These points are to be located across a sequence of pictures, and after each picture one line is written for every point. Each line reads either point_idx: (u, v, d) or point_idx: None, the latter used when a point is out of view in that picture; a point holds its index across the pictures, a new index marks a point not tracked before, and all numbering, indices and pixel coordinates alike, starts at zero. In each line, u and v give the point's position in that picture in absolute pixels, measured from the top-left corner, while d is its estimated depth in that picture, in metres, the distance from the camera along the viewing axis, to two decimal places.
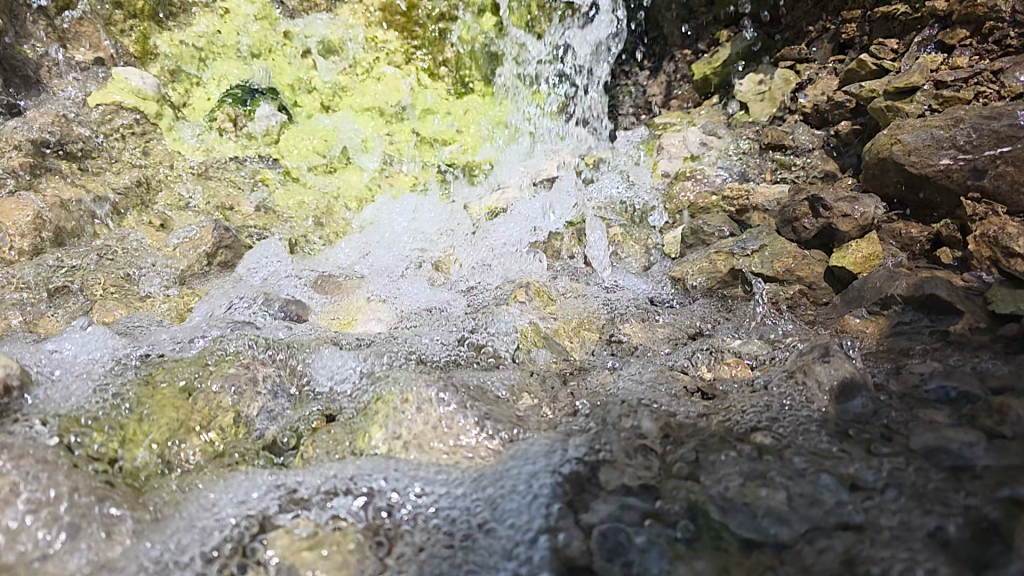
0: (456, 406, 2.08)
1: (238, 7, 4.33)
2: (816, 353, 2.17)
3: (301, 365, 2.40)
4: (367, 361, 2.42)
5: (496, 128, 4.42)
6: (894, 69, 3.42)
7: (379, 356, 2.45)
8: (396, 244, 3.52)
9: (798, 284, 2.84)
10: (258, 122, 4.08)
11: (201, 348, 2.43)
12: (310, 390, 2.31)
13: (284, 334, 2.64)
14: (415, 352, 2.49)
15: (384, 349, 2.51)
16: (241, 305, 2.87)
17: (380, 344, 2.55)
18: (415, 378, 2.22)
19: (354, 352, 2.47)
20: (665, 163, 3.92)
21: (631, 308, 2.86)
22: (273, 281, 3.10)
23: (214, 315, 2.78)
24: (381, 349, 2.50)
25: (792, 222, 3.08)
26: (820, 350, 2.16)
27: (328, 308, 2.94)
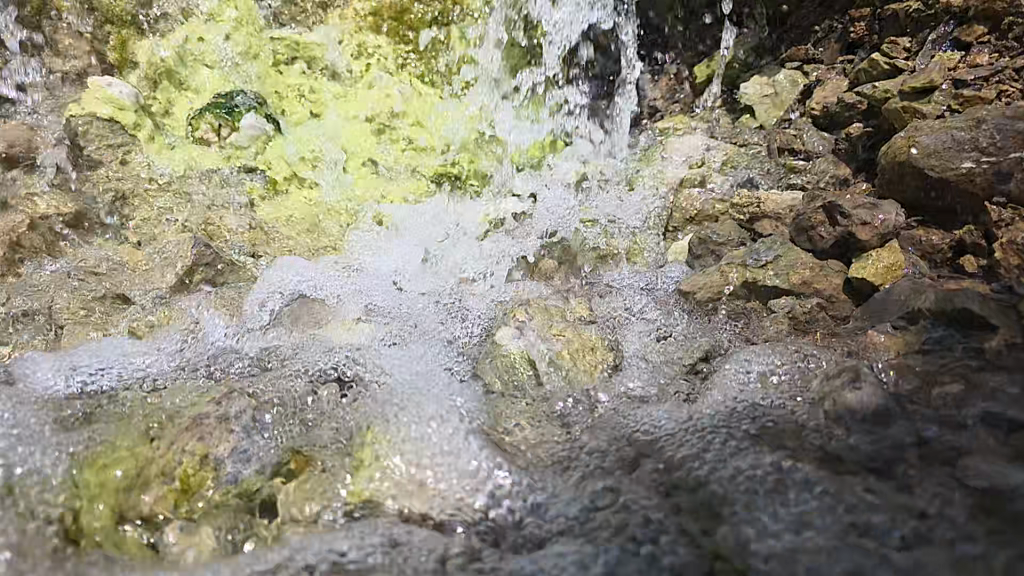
0: (459, 447, 1.94)
1: (221, 11, 4.14)
2: (845, 378, 2.02)
3: (280, 399, 2.19)
4: (357, 395, 2.23)
5: (492, 135, 4.21)
6: (908, 68, 3.27)
7: (370, 387, 2.26)
8: (387, 261, 3.32)
9: (817, 297, 2.65)
10: (244, 132, 3.89)
11: (175, 385, 2.24)
12: (291, 424, 2.10)
13: (268, 364, 2.46)
14: (408, 383, 2.29)
15: (376, 378, 2.32)
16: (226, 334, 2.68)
17: (373, 373, 2.36)
18: (412, 415, 2.06)
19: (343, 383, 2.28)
20: (669, 170, 3.75)
21: (639, 329, 2.67)
22: (255, 301, 2.90)
23: (193, 348, 2.59)
24: (372, 381, 2.31)
25: (808, 230, 2.88)
26: (849, 375, 2.02)
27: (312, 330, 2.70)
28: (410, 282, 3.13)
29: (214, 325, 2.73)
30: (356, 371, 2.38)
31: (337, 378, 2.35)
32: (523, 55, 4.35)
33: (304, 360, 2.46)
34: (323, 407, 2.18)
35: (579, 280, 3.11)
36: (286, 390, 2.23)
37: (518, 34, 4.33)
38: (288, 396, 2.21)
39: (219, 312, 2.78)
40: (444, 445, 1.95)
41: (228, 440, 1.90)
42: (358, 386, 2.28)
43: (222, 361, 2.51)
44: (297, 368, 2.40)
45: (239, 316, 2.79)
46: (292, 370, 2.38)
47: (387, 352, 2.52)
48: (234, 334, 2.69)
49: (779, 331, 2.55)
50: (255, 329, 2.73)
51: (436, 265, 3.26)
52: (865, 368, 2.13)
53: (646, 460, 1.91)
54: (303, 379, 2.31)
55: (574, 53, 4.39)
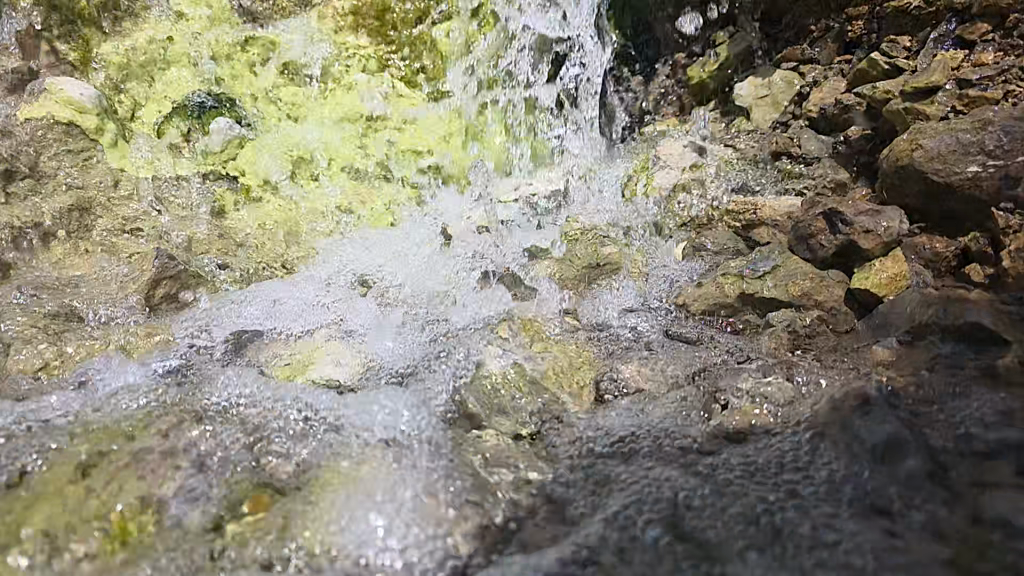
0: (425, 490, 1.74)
1: (193, 12, 4.00)
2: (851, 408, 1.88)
3: (235, 428, 2.01)
4: (317, 431, 2.01)
5: (476, 140, 4.04)
6: (909, 68, 3.13)
7: (337, 418, 2.06)
8: (362, 277, 3.12)
9: (817, 310, 2.49)
10: (213, 136, 3.72)
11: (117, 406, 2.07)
12: (247, 458, 1.90)
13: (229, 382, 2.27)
14: (373, 413, 2.07)
15: (346, 405, 2.14)
16: (181, 356, 2.50)
17: (336, 404, 2.15)
18: (378, 451, 1.89)
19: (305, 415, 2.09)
20: (662, 174, 3.59)
21: (632, 349, 2.49)
22: (218, 324, 2.73)
23: (144, 370, 2.40)
24: (333, 416, 2.08)
25: (807, 238, 2.72)
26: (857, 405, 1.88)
27: (279, 356, 2.51)
28: (385, 298, 2.95)
29: (171, 347, 2.56)
30: (320, 398, 2.18)
31: (296, 409, 2.12)
32: (511, 55, 4.18)
33: (264, 387, 2.24)
34: (280, 439, 1.98)
35: (567, 289, 2.92)
36: (240, 417, 2.07)
37: (504, 31, 4.17)
38: (240, 429, 2.01)
39: (178, 337, 2.63)
40: (408, 487, 1.76)
41: (171, 480, 1.74)
42: (318, 418, 2.08)
43: (174, 382, 2.28)
44: (251, 393, 2.19)
45: (199, 340, 2.62)
46: (250, 398, 2.17)
47: (354, 381, 2.33)
48: (190, 355, 2.50)
49: (778, 348, 2.40)
50: (212, 352, 2.55)
51: (411, 281, 3.07)
52: (872, 390, 1.96)
53: (634, 493, 1.72)
54: (259, 410, 2.11)
55: (565, 53, 4.23)
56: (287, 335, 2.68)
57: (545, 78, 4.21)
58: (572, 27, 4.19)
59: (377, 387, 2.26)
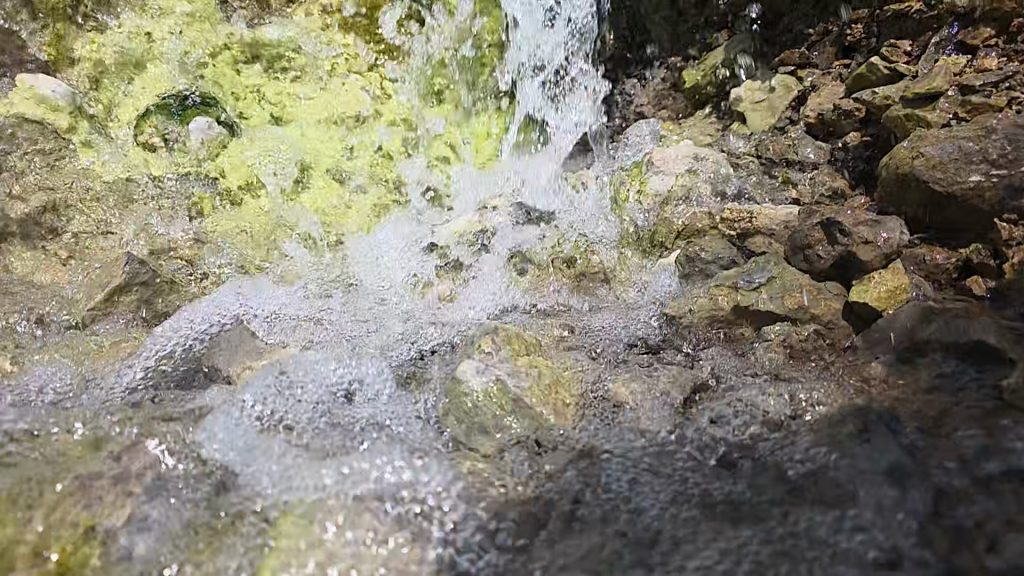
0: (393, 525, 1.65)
1: (173, 5, 3.84)
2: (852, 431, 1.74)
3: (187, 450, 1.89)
4: (285, 445, 1.92)
5: (465, 146, 3.96)
6: (910, 73, 3.04)
7: (305, 440, 1.96)
8: (344, 286, 3.02)
9: (813, 323, 2.38)
10: (190, 138, 3.62)
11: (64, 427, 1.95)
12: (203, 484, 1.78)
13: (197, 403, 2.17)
14: (341, 435, 1.98)
15: (317, 425, 2.04)
16: (152, 372, 2.42)
17: (305, 420, 2.04)
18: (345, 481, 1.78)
19: (268, 434, 1.97)
20: (657, 180, 3.46)
21: (622, 365, 2.36)
22: (192, 333, 2.63)
23: (108, 389, 2.30)
24: (303, 434, 1.97)
25: (804, 248, 2.59)
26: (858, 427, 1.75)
27: (252, 363, 2.38)
28: (366, 309, 2.84)
29: (142, 359, 2.47)
30: (287, 411, 2.07)
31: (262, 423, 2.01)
32: (506, 56, 4.11)
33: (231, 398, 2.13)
34: (242, 457, 1.87)
35: (552, 300, 2.86)
36: (201, 433, 1.95)
37: (499, 29, 4.08)
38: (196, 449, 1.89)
39: (148, 345, 2.53)
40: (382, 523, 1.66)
41: (122, 509, 1.64)
42: (287, 433, 1.98)
43: (140, 402, 2.17)
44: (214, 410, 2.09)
45: (172, 352, 2.53)
46: (213, 413, 2.04)
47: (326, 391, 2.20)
48: (161, 376, 2.41)
49: (773, 363, 2.29)
50: (185, 366, 2.48)
51: (393, 291, 2.98)
52: (869, 413, 1.84)
53: (615, 528, 1.64)
54: (219, 422, 1.99)
55: (559, 55, 4.17)
56: (262, 344, 2.58)
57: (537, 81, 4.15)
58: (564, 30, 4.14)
59: (351, 405, 2.16)
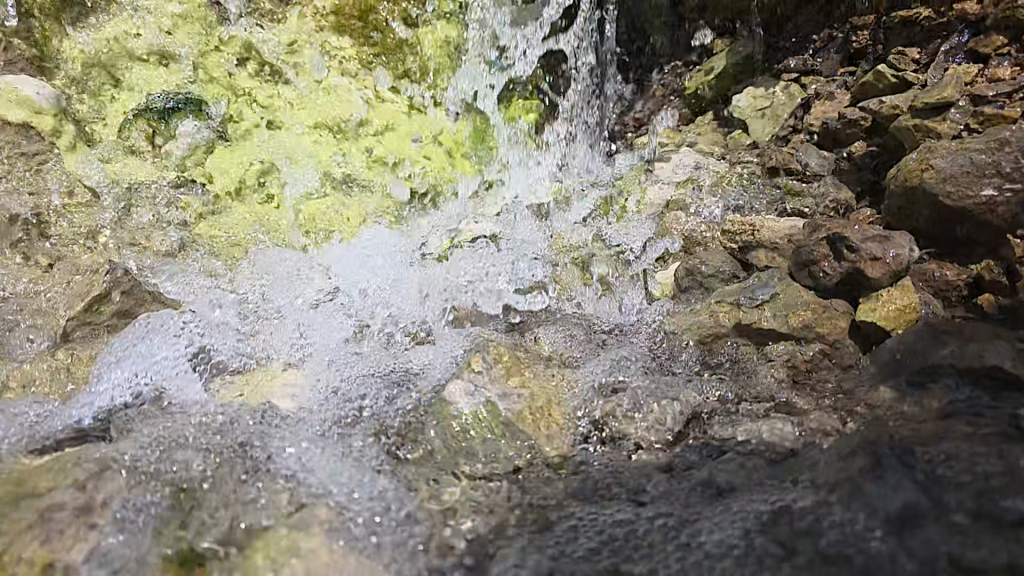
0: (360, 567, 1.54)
1: (163, 7, 3.69)
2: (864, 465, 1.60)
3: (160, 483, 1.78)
4: (262, 472, 1.84)
5: (460, 151, 3.83)
6: (919, 82, 2.95)
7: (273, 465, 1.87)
8: (330, 298, 2.92)
9: (819, 342, 2.29)
10: (179, 142, 3.53)
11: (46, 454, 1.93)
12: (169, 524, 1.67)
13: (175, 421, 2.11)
14: (314, 462, 1.90)
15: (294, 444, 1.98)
16: (124, 393, 2.38)
17: (280, 445, 1.96)
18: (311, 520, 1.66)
19: (238, 461, 1.89)
20: (656, 191, 3.39)
21: (617, 385, 2.25)
22: (164, 347, 2.55)
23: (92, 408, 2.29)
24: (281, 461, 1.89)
25: (809, 265, 2.46)
26: (870, 462, 1.60)
27: (233, 389, 2.33)
28: (351, 325, 2.75)
29: (112, 380, 2.42)
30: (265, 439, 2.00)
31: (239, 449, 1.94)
32: (500, 56, 3.96)
33: (206, 425, 2.07)
34: (216, 486, 1.79)
35: (541, 314, 2.77)
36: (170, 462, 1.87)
37: (496, 27, 3.92)
38: (168, 477, 1.82)
39: (118, 363, 2.47)
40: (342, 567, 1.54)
41: (82, 541, 1.55)
42: (264, 459, 1.90)
43: (111, 426, 2.13)
44: (191, 433, 2.02)
45: (142, 369, 2.46)
46: (186, 440, 1.98)
47: (308, 417, 2.13)
48: (133, 395, 2.35)
49: (777, 386, 2.18)
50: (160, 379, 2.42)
51: (380, 304, 2.88)
52: (880, 443, 1.71)
53: (609, 566, 1.49)
54: (193, 449, 1.93)
55: (560, 54, 4.03)
56: (243, 365, 2.52)
57: (535, 81, 4.01)
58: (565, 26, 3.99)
59: (331, 429, 2.08)
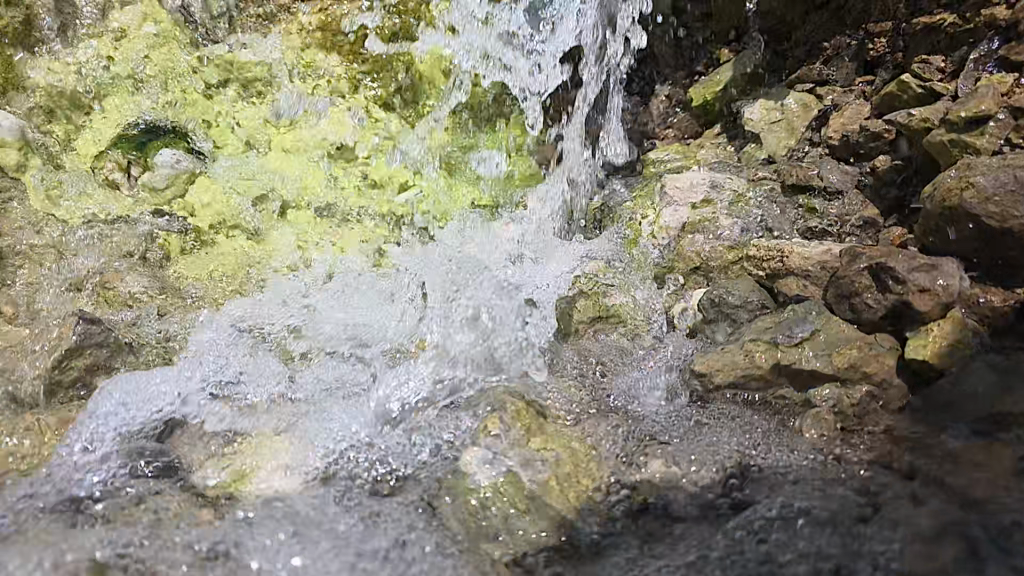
0: None
1: (137, 28, 3.50)
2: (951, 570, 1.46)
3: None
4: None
5: (459, 172, 3.60)
6: (948, 92, 2.77)
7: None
8: (323, 348, 2.71)
9: (866, 383, 2.08)
10: (158, 173, 3.29)
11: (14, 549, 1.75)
12: None
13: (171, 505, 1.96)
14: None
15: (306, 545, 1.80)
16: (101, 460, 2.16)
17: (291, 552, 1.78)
18: None
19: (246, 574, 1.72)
20: (669, 212, 3.18)
21: (651, 443, 2.04)
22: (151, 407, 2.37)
23: (72, 470, 2.10)
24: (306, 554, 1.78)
25: (848, 297, 2.24)
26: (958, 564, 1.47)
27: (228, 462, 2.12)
28: (346, 377, 2.54)
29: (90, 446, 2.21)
30: (274, 531, 1.84)
31: (248, 546, 1.79)
32: (496, 69, 3.72)
33: (205, 514, 1.92)
34: None
35: (552, 358, 2.56)
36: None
37: (494, 40, 3.72)
38: None
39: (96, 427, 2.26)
40: None
41: None
42: (284, 560, 1.76)
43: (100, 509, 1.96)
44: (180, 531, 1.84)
45: (121, 433, 2.26)
46: (182, 534, 1.83)
47: (317, 500, 1.95)
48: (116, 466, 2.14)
49: (822, 437, 1.99)
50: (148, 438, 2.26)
51: (377, 351, 2.67)
52: (968, 522, 1.57)
53: None
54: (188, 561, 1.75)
55: (565, 57, 3.73)
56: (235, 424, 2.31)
57: (537, 92, 3.74)
58: (569, 30, 3.71)
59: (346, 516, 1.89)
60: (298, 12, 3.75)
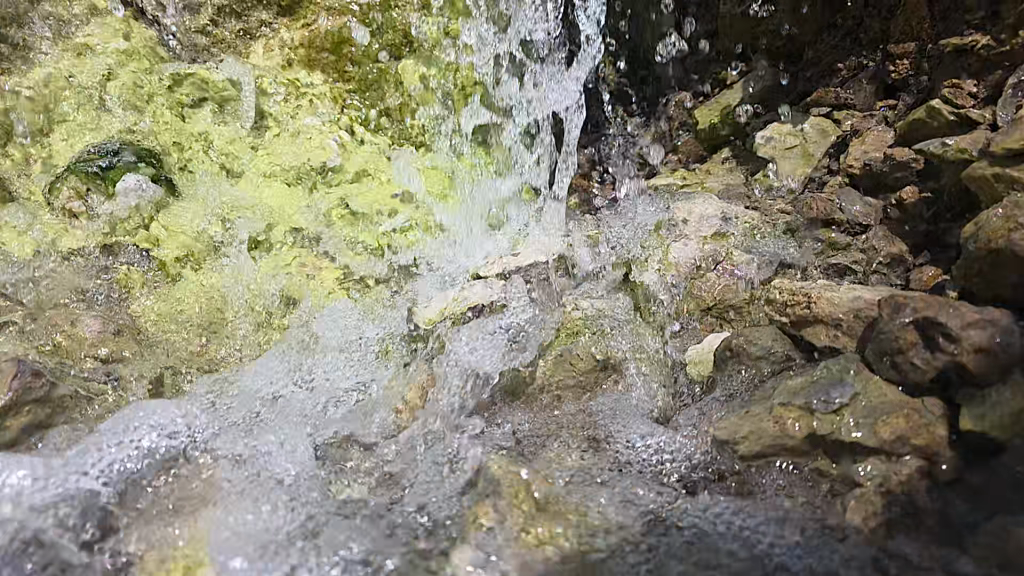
0: None
1: (104, 43, 3.20)
2: None
3: None
4: None
5: (457, 202, 3.30)
6: (987, 120, 2.49)
7: None
8: (292, 400, 2.43)
9: (915, 457, 1.82)
10: (119, 204, 2.97)
11: None
12: None
13: None
14: None
15: None
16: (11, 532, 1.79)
17: None
18: None
19: None
20: (679, 245, 2.91)
21: (673, 531, 1.77)
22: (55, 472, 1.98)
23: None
24: None
25: (891, 355, 1.97)
26: None
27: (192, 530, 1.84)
28: (321, 436, 2.26)
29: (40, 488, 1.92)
30: None
31: None
32: (497, 88, 3.47)
33: None
34: None
35: (562, 414, 2.36)
36: None
37: (489, 57, 3.46)
38: None
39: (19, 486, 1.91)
40: None
41: None
42: None
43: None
44: None
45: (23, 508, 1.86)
46: None
47: None
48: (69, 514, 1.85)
49: (867, 524, 1.73)
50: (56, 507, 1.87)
51: (357, 404, 2.43)
52: None
53: None
54: None
55: (561, 74, 3.53)
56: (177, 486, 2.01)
57: (534, 108, 3.50)
58: (561, 44, 3.50)
59: None
60: (279, 27, 3.45)
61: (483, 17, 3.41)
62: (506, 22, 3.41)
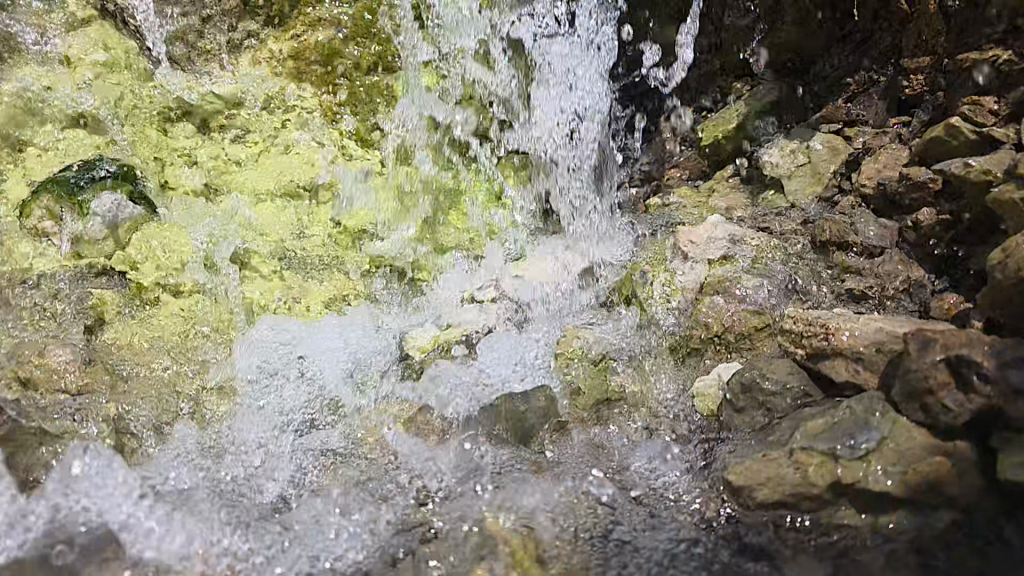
0: None
1: (82, 55, 3.05)
2: None
3: None
4: None
5: (451, 222, 3.17)
6: (1009, 139, 2.38)
7: None
8: (283, 439, 2.32)
9: (948, 508, 1.68)
10: (91, 224, 2.78)
11: None
12: None
13: None
14: None
15: None
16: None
17: None
18: None
19: None
20: (685, 269, 2.75)
21: None
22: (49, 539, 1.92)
23: None
24: None
25: (920, 396, 1.79)
26: None
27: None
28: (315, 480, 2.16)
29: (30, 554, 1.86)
30: None
31: None
32: (495, 100, 3.33)
33: None
34: None
35: (566, 453, 2.20)
36: None
37: (486, 69, 3.32)
38: None
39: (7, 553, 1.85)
40: None
41: None
42: None
43: None
44: None
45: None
46: None
47: None
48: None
49: None
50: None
51: (349, 442, 2.30)
52: None
53: None
54: None
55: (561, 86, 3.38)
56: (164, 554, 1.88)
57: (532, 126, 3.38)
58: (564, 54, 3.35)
59: None
60: (266, 39, 3.32)
61: (481, 29, 3.29)
62: (504, 35, 3.29)
